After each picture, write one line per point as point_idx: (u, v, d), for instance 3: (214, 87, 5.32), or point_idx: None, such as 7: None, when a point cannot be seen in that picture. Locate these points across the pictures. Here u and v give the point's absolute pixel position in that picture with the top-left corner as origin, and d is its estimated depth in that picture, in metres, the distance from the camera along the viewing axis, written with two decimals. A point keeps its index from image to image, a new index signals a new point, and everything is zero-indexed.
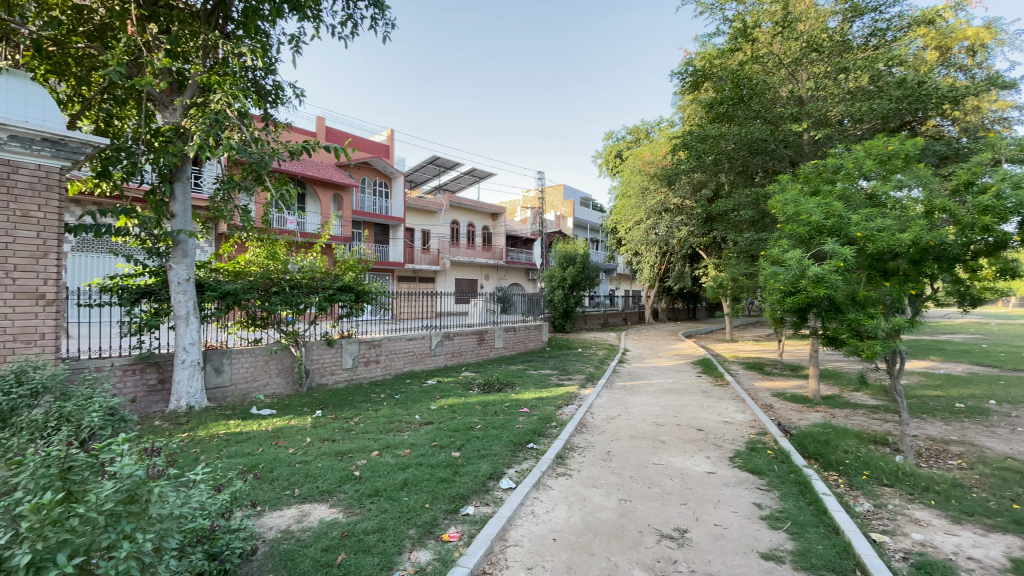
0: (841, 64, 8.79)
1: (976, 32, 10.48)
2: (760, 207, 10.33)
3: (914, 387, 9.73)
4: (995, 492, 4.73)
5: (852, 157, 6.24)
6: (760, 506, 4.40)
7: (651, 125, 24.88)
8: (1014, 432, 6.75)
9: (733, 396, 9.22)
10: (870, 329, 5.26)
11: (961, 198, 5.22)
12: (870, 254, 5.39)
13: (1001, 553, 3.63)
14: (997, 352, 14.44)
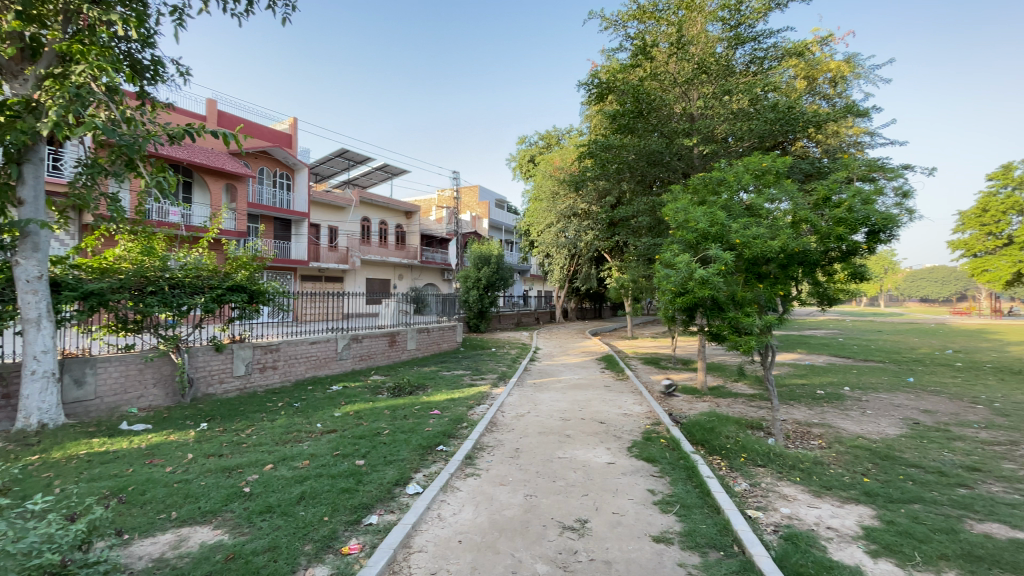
0: (726, 87, 9.74)
1: (837, 66, 12.08)
2: (656, 214, 11.13)
3: (785, 376, 11.03)
4: (848, 468, 5.49)
5: (735, 171, 6.92)
6: (653, 492, 4.73)
7: (562, 132, 25.73)
8: (860, 413, 7.90)
9: (633, 390, 9.85)
10: (747, 325, 5.89)
11: (821, 211, 5.98)
12: (747, 259, 6.03)
13: (850, 520, 4.21)
14: (850, 345, 16.81)
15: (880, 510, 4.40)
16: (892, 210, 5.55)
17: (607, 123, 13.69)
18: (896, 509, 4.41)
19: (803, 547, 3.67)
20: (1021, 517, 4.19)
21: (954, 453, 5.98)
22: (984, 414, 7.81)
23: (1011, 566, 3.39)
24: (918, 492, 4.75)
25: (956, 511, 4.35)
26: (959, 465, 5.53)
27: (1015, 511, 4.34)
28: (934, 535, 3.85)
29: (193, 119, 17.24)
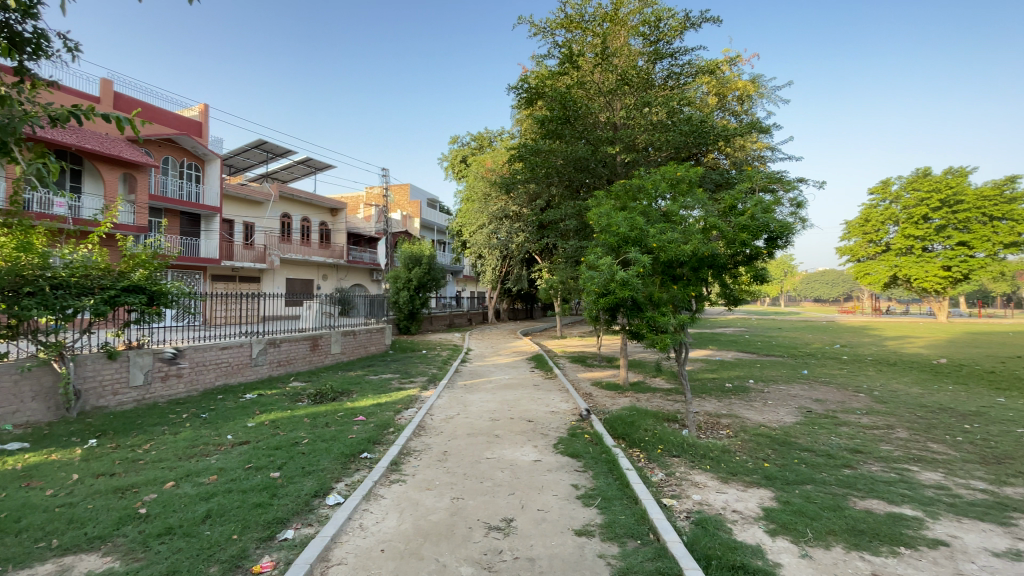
0: (646, 99, 10.27)
1: (744, 86, 13.15)
2: (582, 218, 11.51)
3: (698, 371, 11.86)
4: (752, 455, 5.99)
5: (653, 179, 7.30)
6: (577, 487, 4.89)
7: (493, 134, 25.86)
8: (762, 403, 8.66)
9: (560, 388, 10.11)
10: (663, 324, 6.27)
11: (728, 218, 6.47)
12: (663, 262, 6.40)
13: (753, 502, 4.59)
14: (754, 341, 18.40)
15: (778, 492, 4.84)
16: (788, 219, 6.13)
17: (536, 128, 13.96)
18: (792, 490, 4.88)
19: (712, 531, 3.95)
20: (892, 492, 4.79)
21: (839, 437, 6.73)
22: (864, 401, 8.85)
23: (886, 536, 3.86)
24: (811, 474, 5.28)
25: (841, 489, 4.89)
26: (843, 448, 6.23)
27: (887, 486, 4.95)
28: (823, 512, 4.30)
29: (82, 99, 15.38)
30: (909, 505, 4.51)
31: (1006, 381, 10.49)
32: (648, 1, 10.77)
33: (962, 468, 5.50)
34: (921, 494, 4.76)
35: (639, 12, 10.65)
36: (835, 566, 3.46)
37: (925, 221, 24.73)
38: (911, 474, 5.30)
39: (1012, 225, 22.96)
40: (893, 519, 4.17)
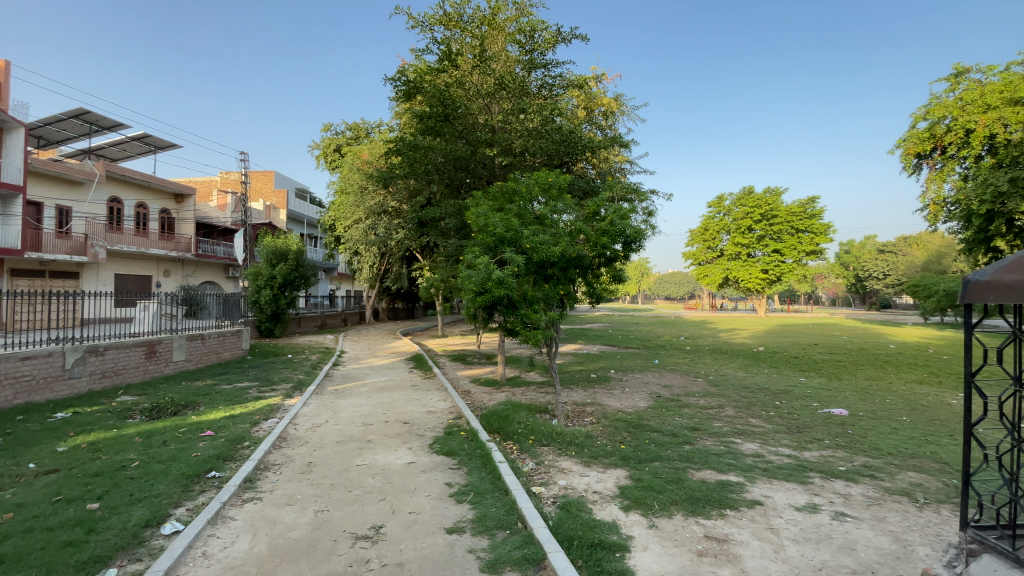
0: (521, 106, 10.62)
1: (609, 102, 14.29)
2: (462, 217, 11.58)
3: (568, 364, 12.68)
4: (611, 438, 6.57)
5: (526, 183, 7.59)
6: (450, 485, 4.91)
7: (371, 126, 24.75)
8: (621, 391, 9.55)
9: (437, 387, 10.06)
10: (535, 320, 6.61)
11: (591, 223, 7.01)
12: (536, 262, 6.71)
13: (611, 482, 5.05)
14: (616, 335, 20.21)
15: (632, 470, 5.39)
16: (641, 226, 6.82)
17: (415, 123, 13.69)
18: (644, 467, 5.46)
19: (574, 512, 4.26)
20: (721, 462, 5.61)
21: (682, 417, 7.70)
22: (702, 385, 10.24)
23: (716, 501, 4.51)
24: (659, 452, 5.96)
25: (682, 464, 5.59)
26: (685, 427, 7.14)
27: (718, 458, 5.79)
28: (668, 485, 4.88)
29: None
30: (733, 472, 5.32)
31: (803, 363, 12.93)
32: (524, 11, 11.15)
33: (772, 438, 6.64)
34: (743, 462, 5.65)
35: (515, 20, 11.00)
36: (676, 531, 3.95)
37: (750, 231, 29.32)
38: (735, 446, 6.26)
39: (809, 237, 28.31)
40: (722, 486, 4.89)
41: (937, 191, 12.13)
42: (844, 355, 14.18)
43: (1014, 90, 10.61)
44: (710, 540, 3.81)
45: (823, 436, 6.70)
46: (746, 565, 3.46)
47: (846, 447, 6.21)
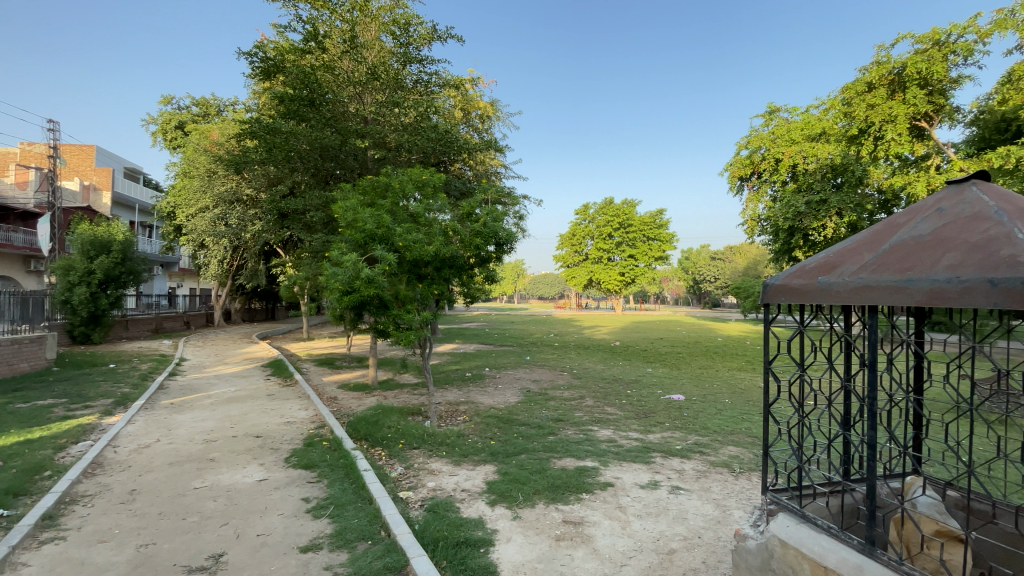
0: (394, 99, 10.23)
1: (485, 107, 14.49)
2: (328, 211, 10.79)
3: (442, 364, 12.60)
4: (482, 435, 6.67)
5: (398, 179, 7.32)
6: (308, 500, 4.54)
7: (223, 103, 21.95)
8: (494, 389, 9.77)
9: (299, 394, 9.27)
10: (407, 321, 6.43)
11: (466, 223, 7.02)
12: (408, 261, 6.52)
13: (479, 479, 5.12)
14: (491, 334, 20.64)
15: (500, 465, 5.54)
16: (512, 229, 7.02)
17: (276, 105, 12.45)
18: (511, 461, 5.64)
19: (441, 513, 4.24)
20: (581, 450, 6.05)
21: (549, 410, 8.13)
22: (567, 379, 10.93)
23: (574, 487, 4.85)
24: (525, 445, 6.21)
25: (546, 454, 5.90)
26: (551, 419, 7.55)
27: (578, 445, 6.22)
28: (532, 476, 5.11)
29: None
30: (590, 458, 5.77)
31: (651, 355, 14.55)
32: (400, 2, 10.81)
33: (624, 424, 7.35)
34: (599, 448, 6.15)
35: (390, 10, 10.60)
36: (537, 520, 4.15)
37: (610, 238, 32.11)
38: (593, 434, 6.79)
39: (658, 245, 31.93)
40: (580, 472, 5.27)
41: (753, 209, 14.39)
42: (684, 347, 16.27)
43: (810, 129, 12.80)
44: (567, 525, 4.07)
45: (666, 420, 7.60)
46: (597, 544, 3.77)
47: (682, 428, 7.12)
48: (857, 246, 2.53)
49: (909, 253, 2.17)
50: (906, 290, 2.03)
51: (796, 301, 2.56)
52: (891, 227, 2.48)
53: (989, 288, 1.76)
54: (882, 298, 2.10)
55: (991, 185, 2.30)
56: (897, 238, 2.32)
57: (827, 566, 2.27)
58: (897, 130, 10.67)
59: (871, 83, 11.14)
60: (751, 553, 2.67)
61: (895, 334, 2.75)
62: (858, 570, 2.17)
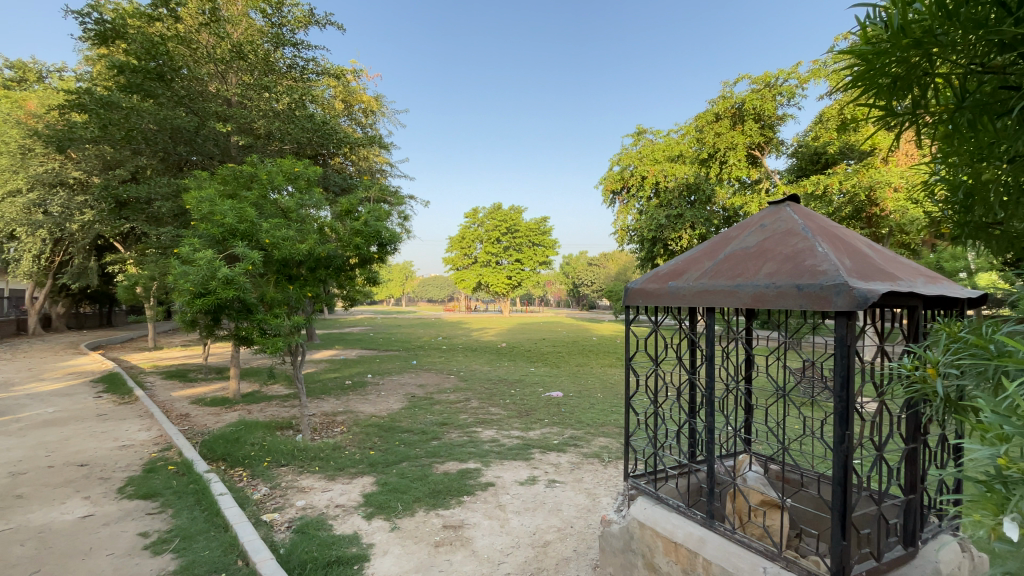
0: (263, 82, 9.22)
1: (368, 100, 13.81)
2: (180, 201, 9.39)
3: (318, 372, 11.71)
4: (360, 445, 6.32)
5: (265, 169, 6.59)
6: (146, 535, 3.90)
7: (42, 66, 18.11)
8: (376, 396, 9.34)
9: (140, 413, 7.95)
10: (274, 326, 5.83)
11: (344, 221, 6.59)
12: (277, 260, 5.93)
13: (356, 492, 4.83)
14: (375, 339, 19.73)
15: (379, 475, 5.29)
16: (396, 230, 6.77)
17: (113, 74, 10.57)
18: (390, 470, 5.42)
19: (310, 533, 3.91)
20: (463, 452, 6.02)
21: (433, 414, 7.98)
22: (453, 382, 10.84)
23: (455, 490, 4.81)
24: (407, 452, 6.01)
25: (428, 459, 5.77)
26: (434, 423, 7.42)
27: (461, 448, 6.18)
28: (413, 483, 4.97)
29: None
30: (472, 460, 5.78)
31: (535, 356, 15.07)
32: None
33: (506, 423, 7.48)
34: (482, 449, 6.19)
35: None
36: (417, 528, 4.04)
37: (497, 242, 32.74)
38: (476, 435, 6.81)
39: (542, 250, 33.28)
40: (461, 474, 5.25)
41: (624, 220, 15.65)
42: (564, 347, 17.14)
43: (671, 151, 14.26)
44: (447, 529, 4.02)
45: (545, 417, 7.91)
46: (476, 545, 3.78)
47: (560, 424, 7.47)
48: (700, 255, 2.86)
49: (739, 262, 2.51)
50: (735, 293, 2.34)
51: (652, 303, 2.82)
52: (726, 239, 2.84)
53: (797, 292, 2.10)
54: (718, 301, 2.41)
55: (800, 207, 2.74)
56: (730, 249, 2.67)
57: (676, 541, 2.53)
58: (737, 156, 12.35)
59: (718, 114, 12.77)
60: (615, 537, 2.89)
61: (731, 331, 3.16)
62: (701, 542, 2.43)
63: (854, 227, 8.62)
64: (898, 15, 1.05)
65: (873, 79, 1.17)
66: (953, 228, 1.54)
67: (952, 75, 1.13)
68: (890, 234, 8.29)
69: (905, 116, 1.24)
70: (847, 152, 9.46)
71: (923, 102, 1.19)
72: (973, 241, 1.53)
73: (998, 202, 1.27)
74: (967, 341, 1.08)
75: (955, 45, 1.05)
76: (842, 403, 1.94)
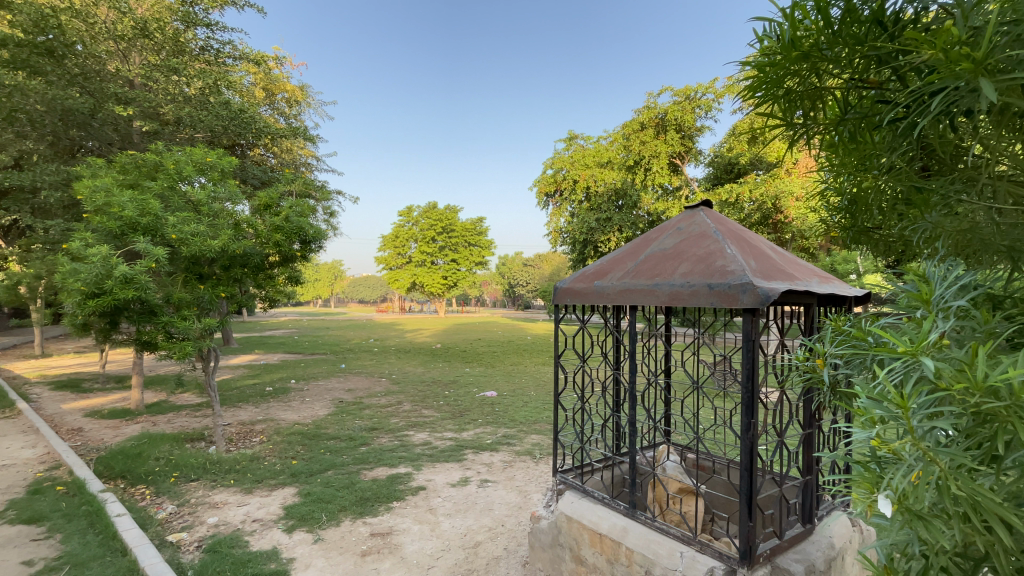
0: (171, 64, 8.21)
1: (292, 90, 12.98)
2: (71, 191, 8.34)
3: (235, 379, 10.89)
4: (281, 455, 5.94)
5: (172, 157, 5.91)
6: (25, 566, 3.42)
7: None
8: (300, 402, 8.83)
9: (19, 429, 6.97)
10: (182, 329, 5.32)
11: (262, 217, 6.17)
12: (185, 257, 5.42)
13: (275, 505, 4.53)
14: (300, 342, 18.68)
15: (302, 485, 5.00)
16: (320, 226, 6.47)
17: None
18: (314, 480, 5.14)
19: (223, 552, 3.61)
20: (394, 456, 5.85)
21: (361, 419, 7.68)
22: (383, 385, 10.51)
23: (384, 496, 4.65)
24: (333, 460, 5.73)
25: (355, 466, 5.54)
26: (363, 428, 7.14)
27: (391, 453, 6.00)
28: (339, 492, 4.74)
29: None
30: (403, 464, 5.63)
31: (469, 356, 14.99)
32: None
33: (439, 425, 7.36)
34: (413, 452, 6.04)
35: None
36: (342, 539, 3.86)
37: (432, 241, 32.20)
38: (407, 439, 6.64)
39: (477, 250, 33.21)
40: (391, 480, 5.09)
41: (556, 222, 15.97)
42: (499, 347, 17.20)
43: (600, 157, 14.73)
44: (375, 537, 3.88)
45: (479, 417, 7.88)
46: (405, 551, 3.68)
47: (493, 423, 7.47)
48: (623, 256, 2.96)
49: (658, 262, 2.63)
50: (654, 292, 2.45)
51: (578, 302, 2.88)
52: (647, 241, 2.97)
53: (708, 291, 2.23)
54: (638, 300, 2.51)
55: (712, 212, 2.93)
56: (650, 250, 2.79)
57: (601, 532, 2.60)
58: (660, 164, 13.01)
59: (643, 123, 13.37)
60: (544, 532, 2.93)
61: (652, 328, 3.30)
62: (624, 531, 2.52)
63: (762, 233, 9.36)
64: (789, 29, 1.12)
65: (770, 90, 1.24)
66: (844, 234, 1.67)
67: (836, 87, 1.22)
68: (792, 239, 9.08)
69: (798, 128, 1.32)
70: (756, 163, 10.26)
71: (814, 114, 1.28)
72: (862, 245, 1.66)
73: (879, 210, 1.39)
74: (847, 332, 1.18)
75: (838, 61, 1.13)
76: (747, 393, 2.08)
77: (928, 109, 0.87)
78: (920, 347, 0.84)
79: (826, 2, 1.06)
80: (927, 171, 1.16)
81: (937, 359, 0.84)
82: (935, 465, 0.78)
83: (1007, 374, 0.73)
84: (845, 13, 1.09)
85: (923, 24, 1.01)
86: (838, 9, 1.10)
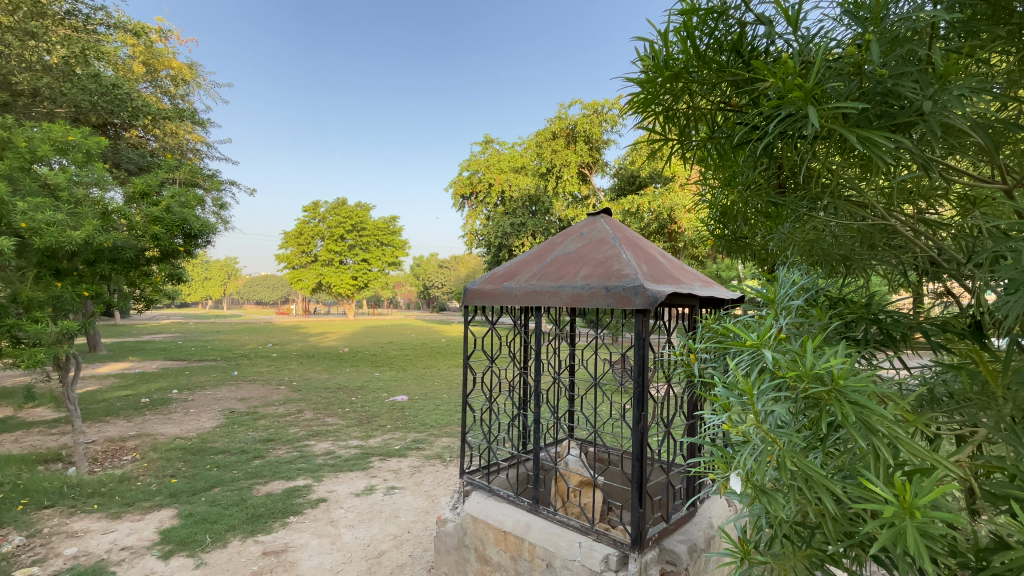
0: (27, 25, 6.51)
1: (179, 67, 11.64)
2: None
3: (103, 390, 9.47)
4: (158, 474, 5.28)
5: (23, 133, 4.94)
6: None
7: None
8: (183, 415, 7.92)
9: None
10: (34, 334, 4.46)
11: (137, 205, 5.49)
12: (39, 250, 4.60)
13: (150, 529, 4.02)
14: (187, 347, 16.70)
15: (183, 506, 4.49)
16: (207, 219, 5.94)
17: None
18: (198, 499, 4.64)
19: None
20: (291, 468, 5.47)
21: (256, 430, 7.07)
22: (282, 393, 9.75)
23: (279, 512, 4.32)
24: (221, 476, 5.21)
25: (247, 482, 5.08)
26: (257, 440, 6.57)
27: (289, 465, 5.60)
28: (226, 510, 4.33)
29: None
30: (302, 476, 5.28)
31: (380, 360, 14.42)
32: None
33: (344, 433, 7.00)
34: (313, 463, 5.70)
35: None
36: (229, 561, 3.53)
37: (342, 240, 30.53)
38: (308, 449, 6.23)
39: (390, 250, 32.18)
40: (288, 493, 4.75)
41: (472, 224, 15.90)
42: (412, 350, 16.70)
43: (514, 163, 14.95)
44: (267, 556, 3.59)
45: (386, 422, 7.62)
46: (302, 567, 3.45)
47: (402, 428, 7.27)
48: (531, 258, 3.03)
49: (562, 266, 2.73)
50: (558, 293, 2.53)
51: (487, 304, 2.90)
52: (553, 244, 3.06)
53: (605, 292, 2.35)
54: (544, 301, 2.59)
55: (611, 220, 3.09)
56: (556, 254, 2.88)
57: (505, 530, 2.63)
58: (570, 173, 13.47)
59: (555, 133, 13.83)
60: (450, 535, 2.91)
61: (558, 328, 3.39)
62: (527, 527, 2.58)
63: (659, 241, 10.09)
64: (662, 52, 1.23)
65: (651, 105, 1.33)
66: (720, 242, 1.86)
67: (708, 108, 1.34)
68: (684, 247, 9.87)
69: (676, 143, 1.45)
70: (655, 177, 11.06)
71: (689, 130, 1.40)
72: (734, 253, 1.87)
73: (746, 220, 1.57)
74: (714, 330, 1.32)
75: (705, 84, 1.25)
76: (639, 387, 2.24)
77: (773, 129, 0.99)
78: (763, 341, 0.97)
79: (694, 32, 1.17)
80: (782, 187, 1.32)
81: (776, 351, 0.97)
82: (776, 445, 0.89)
83: (829, 362, 0.85)
84: (712, 43, 1.22)
85: (773, 57, 1.15)
86: (705, 38, 1.23)
